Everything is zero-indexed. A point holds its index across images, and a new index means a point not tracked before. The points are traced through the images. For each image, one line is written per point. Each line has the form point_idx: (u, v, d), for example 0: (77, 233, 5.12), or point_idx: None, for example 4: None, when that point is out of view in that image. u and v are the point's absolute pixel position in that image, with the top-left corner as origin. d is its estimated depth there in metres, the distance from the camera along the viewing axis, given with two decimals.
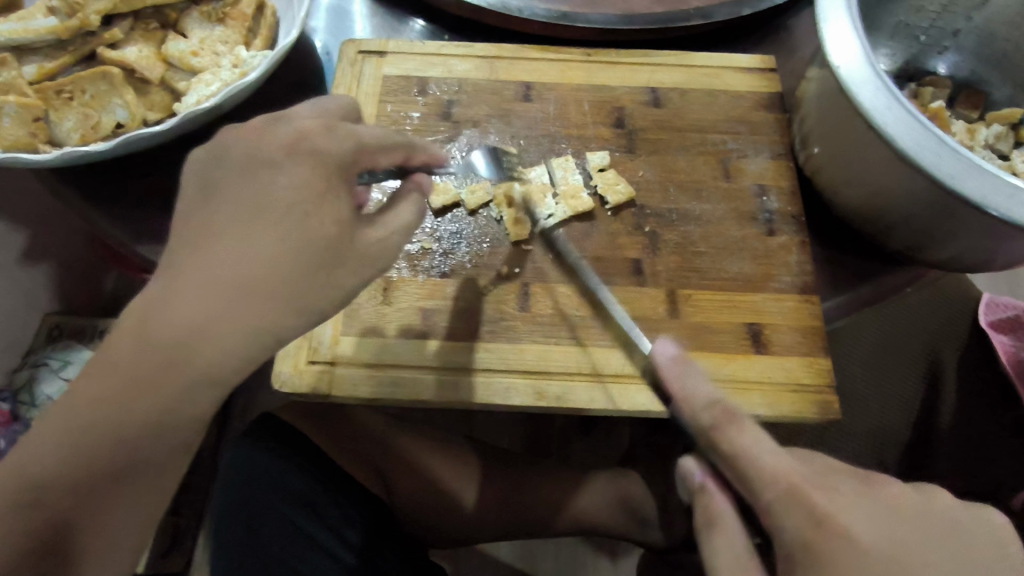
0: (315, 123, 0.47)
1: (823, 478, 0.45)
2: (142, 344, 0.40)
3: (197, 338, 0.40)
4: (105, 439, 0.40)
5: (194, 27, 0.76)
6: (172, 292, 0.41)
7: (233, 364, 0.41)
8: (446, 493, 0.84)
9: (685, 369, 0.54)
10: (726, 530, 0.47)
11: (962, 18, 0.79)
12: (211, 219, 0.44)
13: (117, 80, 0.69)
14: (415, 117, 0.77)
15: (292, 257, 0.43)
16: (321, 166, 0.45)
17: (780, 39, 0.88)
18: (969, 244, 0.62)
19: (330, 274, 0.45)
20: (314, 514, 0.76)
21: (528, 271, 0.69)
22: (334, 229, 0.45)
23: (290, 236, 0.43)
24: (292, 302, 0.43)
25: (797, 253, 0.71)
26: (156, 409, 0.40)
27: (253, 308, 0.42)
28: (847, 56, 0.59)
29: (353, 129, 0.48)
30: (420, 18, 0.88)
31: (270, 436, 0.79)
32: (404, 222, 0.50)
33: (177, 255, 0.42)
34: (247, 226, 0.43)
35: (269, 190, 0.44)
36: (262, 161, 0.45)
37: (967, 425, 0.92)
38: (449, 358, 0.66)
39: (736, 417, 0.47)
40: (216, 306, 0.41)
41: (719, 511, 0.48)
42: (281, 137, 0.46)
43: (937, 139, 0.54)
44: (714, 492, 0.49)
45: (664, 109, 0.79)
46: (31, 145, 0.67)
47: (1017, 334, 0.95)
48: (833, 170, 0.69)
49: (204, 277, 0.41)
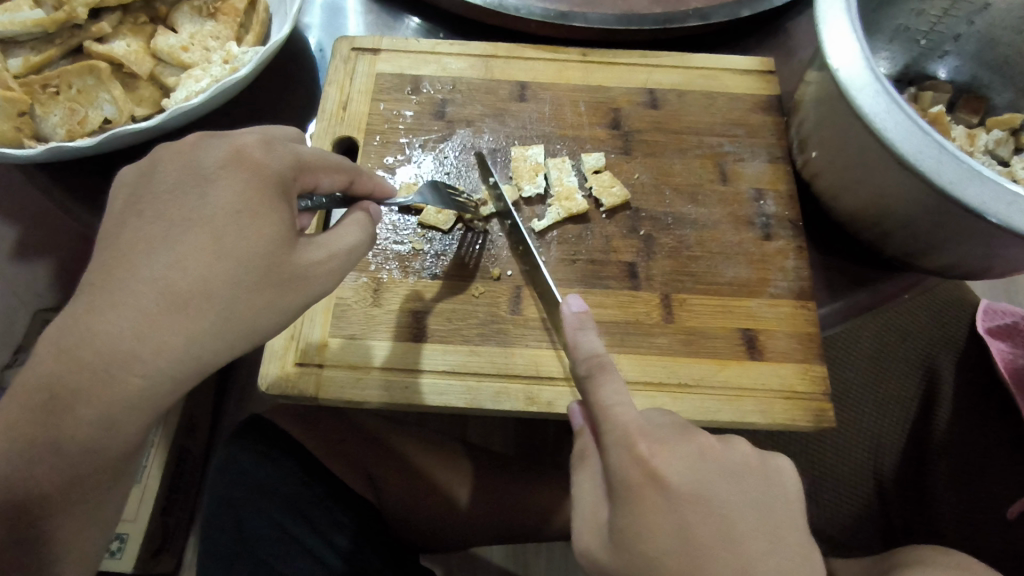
0: (250, 138, 0.48)
1: (667, 443, 0.47)
2: (95, 343, 0.41)
3: (128, 358, 0.42)
4: (73, 438, 0.42)
5: (184, 22, 0.75)
6: (100, 314, 0.42)
7: (165, 382, 0.43)
8: (436, 495, 0.83)
9: (585, 324, 0.55)
10: (591, 470, 0.50)
11: (963, 22, 0.78)
12: (135, 237, 0.44)
13: (104, 74, 0.68)
14: (408, 116, 0.76)
15: (217, 273, 0.44)
16: (253, 179, 0.46)
17: (778, 41, 0.87)
18: (968, 251, 0.61)
19: (297, 288, 0.47)
20: (300, 521, 0.74)
21: (520, 274, 0.68)
22: (266, 245, 0.45)
23: (216, 252, 0.44)
24: (216, 324, 0.44)
25: (794, 258, 0.70)
26: (92, 427, 0.42)
27: (183, 322, 0.43)
28: (845, 58, 0.58)
29: (294, 147, 0.50)
30: (415, 17, 0.87)
31: (256, 440, 0.78)
32: (347, 243, 0.51)
33: (103, 274, 0.43)
34: (173, 241, 0.44)
35: (200, 207, 0.45)
36: (194, 177, 0.46)
37: (965, 432, 0.91)
38: (439, 361, 0.64)
39: (608, 366, 0.52)
40: (143, 325, 0.42)
41: (589, 456, 0.51)
42: (216, 151, 0.47)
43: (937, 145, 0.53)
44: (588, 437, 0.52)
45: (661, 111, 0.78)
46: (17, 141, 0.67)
47: (1014, 342, 0.94)
48: (831, 176, 0.69)
49: (131, 296, 0.42)
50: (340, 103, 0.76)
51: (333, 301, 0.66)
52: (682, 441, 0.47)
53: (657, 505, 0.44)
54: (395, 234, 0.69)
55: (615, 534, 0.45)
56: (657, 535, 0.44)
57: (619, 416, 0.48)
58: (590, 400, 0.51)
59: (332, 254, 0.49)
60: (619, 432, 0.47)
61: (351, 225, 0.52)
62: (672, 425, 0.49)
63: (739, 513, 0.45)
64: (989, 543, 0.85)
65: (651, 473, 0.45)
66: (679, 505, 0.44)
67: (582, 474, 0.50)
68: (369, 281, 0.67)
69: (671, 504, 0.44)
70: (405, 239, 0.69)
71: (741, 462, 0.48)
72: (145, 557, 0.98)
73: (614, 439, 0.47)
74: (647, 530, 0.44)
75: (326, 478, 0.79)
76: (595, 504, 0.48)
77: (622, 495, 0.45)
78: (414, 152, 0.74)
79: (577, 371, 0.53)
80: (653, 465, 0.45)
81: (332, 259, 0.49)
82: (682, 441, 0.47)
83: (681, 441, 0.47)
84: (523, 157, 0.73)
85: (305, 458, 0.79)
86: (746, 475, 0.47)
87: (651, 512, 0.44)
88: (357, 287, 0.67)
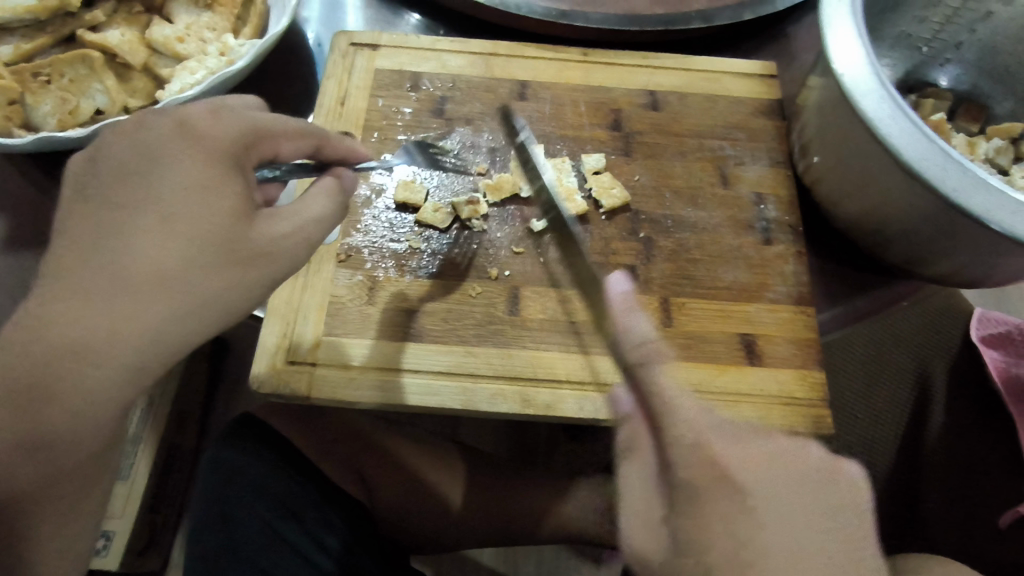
0: (197, 109, 0.46)
1: (728, 440, 0.44)
2: (57, 336, 0.39)
3: (94, 350, 0.39)
4: (46, 437, 0.40)
5: (180, 12, 0.74)
6: (64, 299, 0.40)
7: (131, 371, 0.40)
8: (432, 496, 0.82)
9: (631, 304, 0.46)
10: (642, 461, 0.45)
11: (965, 30, 0.78)
12: (95, 223, 0.42)
13: (97, 63, 0.67)
14: (407, 113, 0.75)
15: (178, 255, 0.41)
16: (210, 154, 0.44)
17: (779, 46, 0.87)
18: (970, 260, 0.61)
19: (260, 265, 0.44)
20: (294, 524, 0.73)
21: (518, 274, 0.67)
22: (228, 219, 0.43)
23: (175, 234, 0.41)
24: (185, 309, 0.42)
25: (794, 263, 0.70)
26: (65, 424, 0.40)
27: (145, 308, 0.40)
28: (850, 62, 0.58)
29: (250, 115, 0.47)
30: (415, 13, 0.86)
31: (247, 438, 0.77)
32: (314, 213, 0.48)
33: (64, 256, 0.41)
34: (134, 223, 0.41)
35: (150, 184, 0.42)
36: (143, 155, 0.43)
37: (957, 439, 0.94)
38: (434, 362, 0.63)
39: (666, 358, 0.43)
40: (105, 315, 0.40)
41: (640, 450, 0.45)
42: (162, 125, 0.44)
43: (942, 152, 0.53)
44: (641, 430, 0.45)
45: (662, 113, 0.77)
46: (5, 129, 0.65)
47: (1007, 350, 0.97)
48: (833, 183, 0.68)
49: (94, 284, 0.40)
50: (338, 98, 0.75)
51: (328, 298, 0.65)
52: (741, 439, 0.45)
53: (727, 505, 0.41)
54: (392, 232, 0.68)
55: (678, 541, 0.41)
56: (719, 530, 0.40)
57: (685, 411, 0.42)
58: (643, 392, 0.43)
59: (299, 223, 0.47)
60: (684, 427, 0.42)
61: (319, 195, 0.49)
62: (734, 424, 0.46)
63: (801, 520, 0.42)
64: (983, 550, 0.90)
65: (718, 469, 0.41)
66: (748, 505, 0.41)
67: (631, 469, 0.45)
68: (364, 280, 0.66)
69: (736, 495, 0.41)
70: (402, 237, 0.68)
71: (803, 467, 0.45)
72: (131, 556, 0.96)
73: (680, 434, 0.42)
74: (714, 530, 0.40)
75: (318, 480, 0.78)
76: (647, 501, 0.44)
77: (685, 491, 0.41)
78: None
79: (625, 360, 0.44)
80: (721, 459, 0.42)
81: (300, 229, 0.47)
82: (741, 440, 0.45)
83: (743, 441, 0.45)
84: None
85: (294, 458, 0.78)
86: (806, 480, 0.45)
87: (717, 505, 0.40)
88: (352, 285, 0.66)
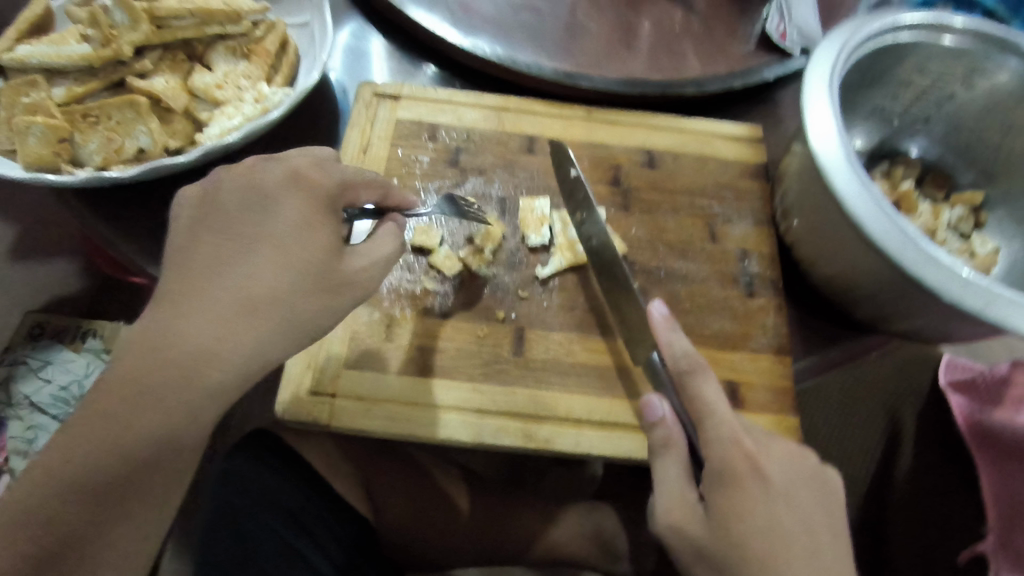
0: (303, 161, 0.55)
1: (762, 444, 0.59)
2: (175, 342, 0.46)
3: (207, 358, 0.46)
4: (91, 456, 0.44)
5: (220, 61, 0.80)
6: (181, 314, 0.47)
7: (237, 380, 0.47)
8: (441, 512, 0.89)
9: (670, 326, 0.66)
10: (675, 455, 0.60)
11: (933, 107, 0.86)
12: (211, 249, 0.50)
13: (143, 108, 0.73)
14: (424, 162, 0.81)
15: (283, 281, 0.49)
16: (313, 201, 0.53)
17: (766, 111, 0.94)
18: (927, 323, 0.68)
19: (345, 293, 0.52)
20: (306, 536, 0.76)
21: (524, 316, 0.74)
22: (323, 254, 0.51)
23: (283, 263, 0.50)
24: (283, 327, 0.49)
25: (773, 316, 0.77)
26: (153, 439, 0.45)
27: (252, 326, 0.48)
28: (825, 141, 0.65)
29: (341, 168, 0.57)
30: (432, 64, 0.93)
31: (269, 452, 0.80)
32: (386, 252, 0.56)
33: (179, 281, 0.48)
34: (246, 253, 0.50)
35: (262, 221, 0.51)
36: (260, 196, 0.52)
37: (924, 477, 1.07)
38: (445, 397, 0.69)
39: (705, 372, 0.63)
40: (219, 328, 0.47)
41: (675, 443, 0.60)
42: (277, 171, 0.53)
43: (900, 229, 0.60)
44: (674, 427, 0.61)
45: (658, 171, 0.84)
46: (54, 164, 0.71)
47: (971, 396, 1.05)
48: (811, 244, 0.75)
49: (212, 302, 0.47)
50: (361, 146, 0.82)
51: (349, 334, 0.71)
52: (769, 446, 0.60)
53: (754, 494, 0.56)
54: (409, 274, 0.74)
55: (712, 515, 0.55)
56: (752, 509, 0.55)
57: (724, 415, 0.59)
58: (690, 395, 0.62)
59: (373, 260, 0.55)
60: (725, 429, 0.58)
61: (388, 235, 0.57)
62: (761, 438, 0.60)
63: (811, 511, 0.57)
64: None
65: (750, 469, 0.57)
66: (772, 496, 0.56)
67: (667, 459, 0.60)
68: (382, 317, 0.72)
69: (763, 486, 0.56)
70: (418, 279, 0.74)
71: (811, 471, 0.60)
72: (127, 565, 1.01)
73: (721, 436, 0.58)
74: (745, 517, 0.55)
75: (327, 495, 0.82)
76: (683, 487, 0.58)
77: (720, 480, 0.56)
78: (428, 196, 0.79)
79: (677, 368, 0.63)
80: (753, 461, 0.57)
81: (374, 265, 0.55)
82: (773, 446, 0.60)
83: (774, 444, 0.60)
84: (530, 208, 0.79)
85: (310, 474, 0.82)
86: (813, 481, 0.60)
87: (748, 498, 0.55)
88: (371, 322, 0.71)
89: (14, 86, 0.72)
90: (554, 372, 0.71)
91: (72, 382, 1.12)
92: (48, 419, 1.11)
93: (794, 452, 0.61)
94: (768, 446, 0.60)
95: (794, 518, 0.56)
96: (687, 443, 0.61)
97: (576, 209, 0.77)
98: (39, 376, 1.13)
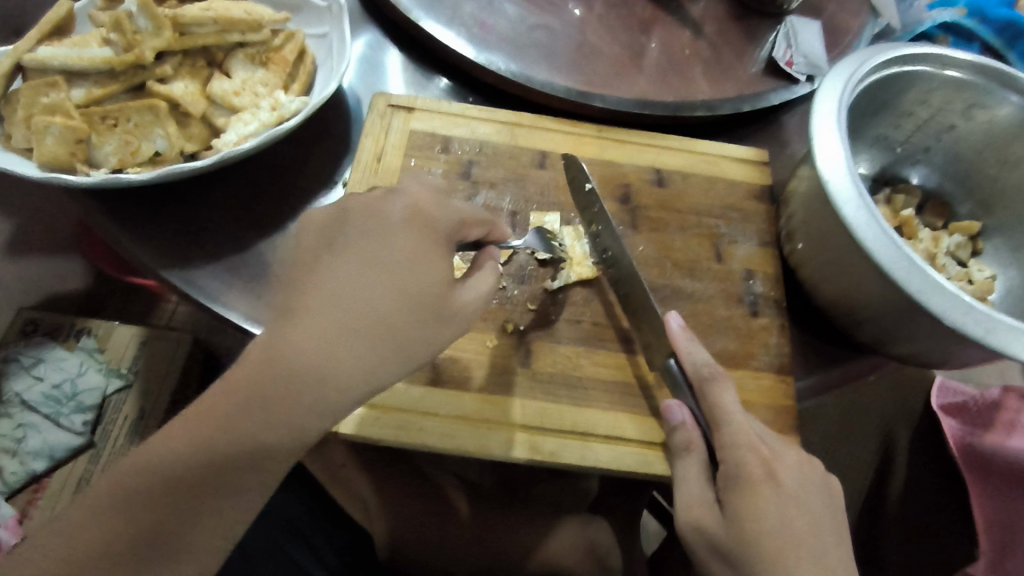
0: (423, 195, 0.57)
1: (777, 449, 0.63)
2: (298, 363, 0.48)
3: (323, 378, 0.49)
4: (160, 462, 0.48)
5: (238, 68, 0.81)
6: (300, 338, 0.49)
7: (340, 405, 0.49)
8: (438, 515, 0.89)
9: (686, 337, 0.69)
10: (695, 460, 0.64)
11: (932, 138, 0.89)
12: (328, 272, 0.52)
13: (162, 112, 0.73)
14: (437, 173, 0.83)
15: (399, 312, 0.52)
16: (427, 236, 0.55)
17: (771, 133, 0.97)
18: (927, 346, 0.69)
19: (448, 324, 0.54)
20: (303, 543, 0.89)
21: (532, 329, 0.75)
22: (435, 287, 0.53)
23: (401, 293, 0.52)
24: (388, 356, 0.51)
25: (776, 335, 0.78)
26: (194, 447, 0.48)
27: (368, 354, 0.50)
28: (834, 169, 0.66)
29: (457, 207, 0.59)
30: (444, 77, 0.94)
31: (294, 483, 0.94)
32: (485, 288, 0.59)
33: (298, 298, 0.51)
34: (365, 281, 0.51)
35: (381, 250, 0.53)
36: (382, 224, 0.54)
37: (915, 500, 1.05)
38: (453, 407, 0.70)
39: (720, 378, 0.66)
40: (340, 353, 0.49)
41: (695, 446, 0.65)
42: (397, 205, 0.56)
43: (907, 258, 0.62)
44: (691, 429, 0.65)
45: (666, 189, 0.86)
46: (70, 165, 0.71)
47: (962, 419, 1.10)
48: (814, 268, 0.77)
49: (330, 326, 0.49)
50: (375, 155, 0.83)
51: None
52: (783, 452, 0.62)
53: (769, 498, 0.58)
54: None
55: (731, 516, 0.58)
56: (768, 512, 0.57)
57: (740, 421, 0.63)
58: (709, 401, 0.65)
59: (479, 295, 0.58)
60: (741, 435, 0.62)
61: (488, 272, 0.60)
62: (771, 446, 0.62)
63: (823, 518, 0.60)
64: None
65: (763, 477, 0.59)
66: (784, 502, 0.58)
67: (688, 461, 0.64)
68: None
69: (777, 490, 0.59)
70: None
71: (820, 478, 0.63)
72: None
73: (739, 442, 0.61)
74: (757, 523, 0.57)
75: (333, 515, 0.93)
76: (702, 490, 0.62)
77: (738, 484, 0.59)
78: None
79: (698, 374, 0.66)
80: (768, 469, 0.60)
81: (478, 299, 0.57)
82: (786, 450, 0.63)
83: (787, 450, 0.63)
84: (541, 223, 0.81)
85: (311, 487, 0.95)
86: (820, 491, 0.62)
87: (761, 503, 0.58)
88: None
89: (33, 86, 0.73)
90: (560, 383, 0.72)
91: (64, 380, 1.16)
92: (38, 418, 1.13)
93: (804, 460, 0.63)
94: (779, 455, 0.62)
95: (804, 525, 0.58)
96: (705, 447, 0.65)
97: (592, 221, 0.79)
98: (31, 373, 1.17)
